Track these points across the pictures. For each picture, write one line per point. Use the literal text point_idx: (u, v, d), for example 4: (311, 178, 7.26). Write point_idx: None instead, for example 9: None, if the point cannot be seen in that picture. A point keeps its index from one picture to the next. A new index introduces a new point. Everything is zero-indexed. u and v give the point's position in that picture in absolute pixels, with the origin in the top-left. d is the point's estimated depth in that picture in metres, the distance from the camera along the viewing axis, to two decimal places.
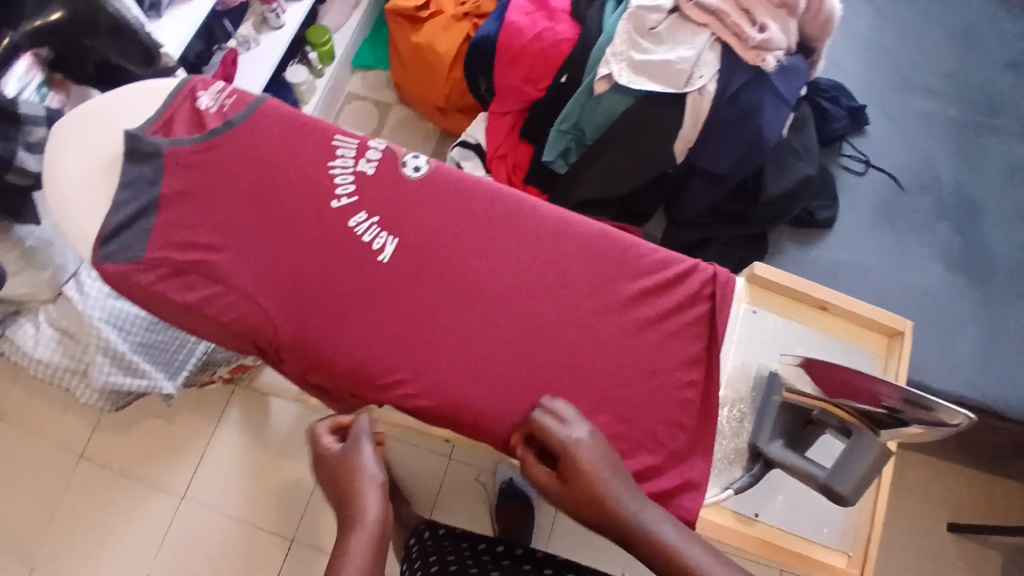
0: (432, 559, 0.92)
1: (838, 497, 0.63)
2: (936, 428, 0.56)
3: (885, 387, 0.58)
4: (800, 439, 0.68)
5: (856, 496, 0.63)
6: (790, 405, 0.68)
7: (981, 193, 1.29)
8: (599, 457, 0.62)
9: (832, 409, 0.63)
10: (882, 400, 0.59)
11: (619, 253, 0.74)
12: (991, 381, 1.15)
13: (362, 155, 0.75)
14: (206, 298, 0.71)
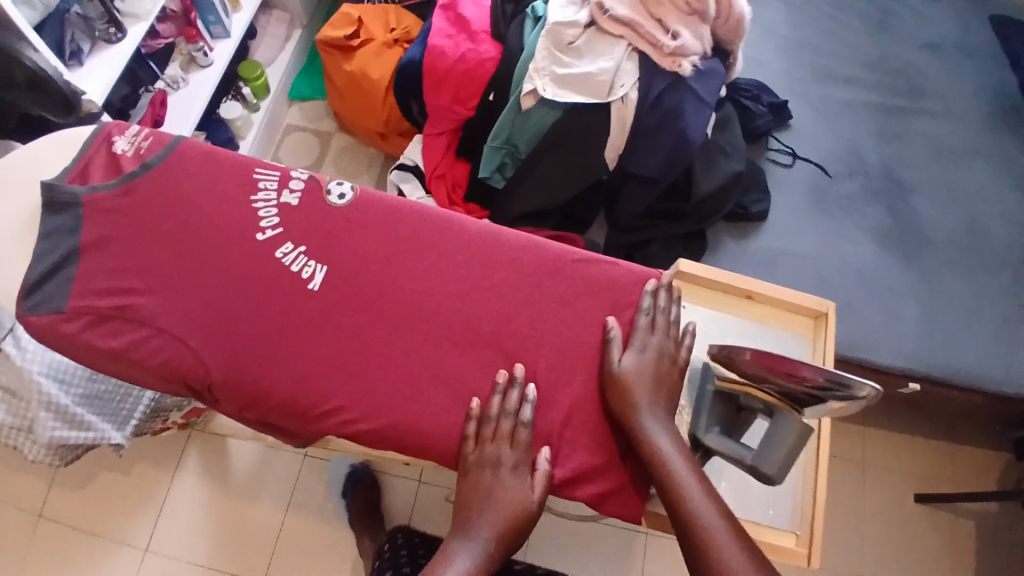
0: None
1: (764, 475, 0.65)
2: (850, 401, 0.58)
3: (807, 368, 0.60)
4: (733, 426, 0.70)
5: (782, 475, 0.64)
6: (721, 393, 0.71)
7: (903, 175, 1.36)
8: (656, 381, 0.69)
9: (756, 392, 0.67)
10: (804, 379, 0.61)
11: (549, 260, 0.75)
12: (931, 351, 1.21)
13: (285, 186, 0.75)
14: (134, 344, 0.69)
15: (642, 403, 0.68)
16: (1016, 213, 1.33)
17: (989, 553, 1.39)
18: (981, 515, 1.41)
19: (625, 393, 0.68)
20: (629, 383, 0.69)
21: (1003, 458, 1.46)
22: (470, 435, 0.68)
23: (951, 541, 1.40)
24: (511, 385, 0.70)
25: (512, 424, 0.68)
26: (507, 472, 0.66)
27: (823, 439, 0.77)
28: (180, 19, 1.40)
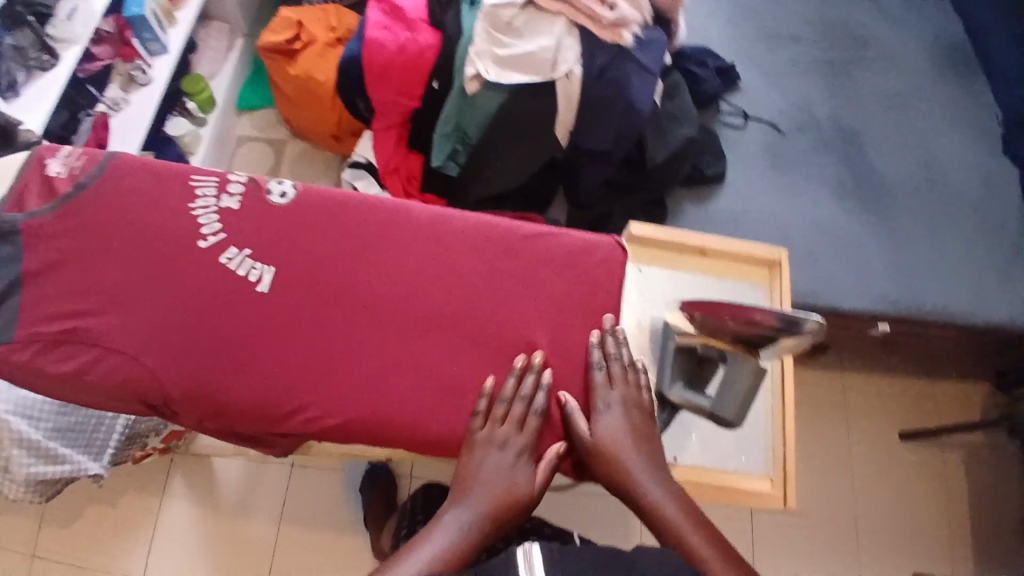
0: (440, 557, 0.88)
1: (724, 419, 0.68)
2: (801, 336, 0.61)
3: (760, 312, 0.61)
4: (697, 378, 0.71)
5: (741, 416, 0.68)
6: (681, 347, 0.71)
7: (854, 124, 1.38)
8: (642, 445, 0.68)
9: (711, 341, 0.67)
10: (758, 323, 0.62)
11: (499, 237, 0.75)
12: (898, 293, 1.22)
13: (224, 191, 0.74)
14: (85, 367, 0.68)
15: (631, 467, 0.67)
16: (968, 150, 1.36)
17: (976, 483, 1.42)
18: (965, 447, 1.45)
19: (613, 460, 0.67)
20: (610, 451, 0.67)
21: (980, 389, 1.49)
22: (479, 412, 0.68)
23: (939, 477, 1.43)
24: (526, 370, 0.70)
25: (525, 409, 0.68)
26: (510, 454, 0.66)
27: (787, 384, 0.79)
28: (114, 39, 1.36)
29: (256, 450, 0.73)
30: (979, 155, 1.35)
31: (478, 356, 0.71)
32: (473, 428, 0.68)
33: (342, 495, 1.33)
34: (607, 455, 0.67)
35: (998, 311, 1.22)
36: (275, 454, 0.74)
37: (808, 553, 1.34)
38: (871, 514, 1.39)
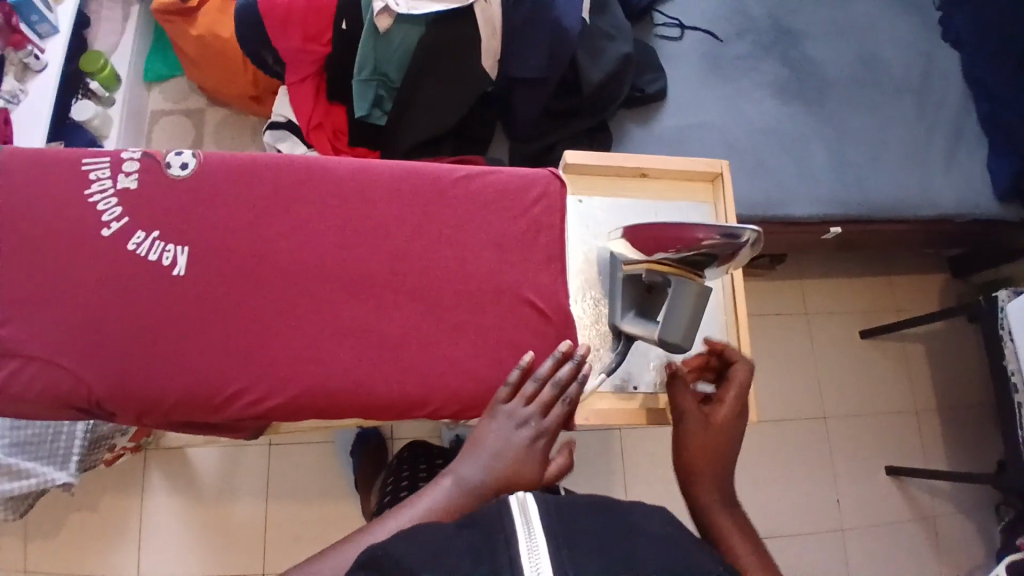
0: None
1: (671, 345, 0.64)
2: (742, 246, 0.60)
3: (702, 229, 0.60)
4: (648, 306, 0.70)
5: (690, 342, 0.64)
6: (629, 278, 0.71)
7: (791, 21, 1.34)
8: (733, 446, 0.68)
9: (655, 266, 0.66)
10: (703, 242, 0.61)
11: (427, 183, 0.71)
12: (849, 191, 1.22)
13: (118, 170, 0.68)
14: (5, 381, 0.63)
15: (726, 458, 0.67)
16: (906, 37, 1.34)
17: (935, 367, 1.49)
18: (924, 335, 1.50)
19: (711, 447, 0.67)
20: (726, 429, 0.68)
21: (932, 278, 1.54)
22: (506, 386, 0.65)
23: (901, 365, 1.48)
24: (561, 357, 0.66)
25: (555, 392, 0.64)
26: (525, 434, 0.61)
27: (739, 300, 0.79)
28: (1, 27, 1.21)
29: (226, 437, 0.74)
30: (918, 41, 1.33)
31: (423, 312, 0.68)
32: (499, 400, 0.64)
33: (326, 468, 1.32)
34: (720, 426, 0.68)
35: (945, 195, 1.23)
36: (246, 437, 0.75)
37: (787, 454, 1.40)
38: (841, 409, 1.44)
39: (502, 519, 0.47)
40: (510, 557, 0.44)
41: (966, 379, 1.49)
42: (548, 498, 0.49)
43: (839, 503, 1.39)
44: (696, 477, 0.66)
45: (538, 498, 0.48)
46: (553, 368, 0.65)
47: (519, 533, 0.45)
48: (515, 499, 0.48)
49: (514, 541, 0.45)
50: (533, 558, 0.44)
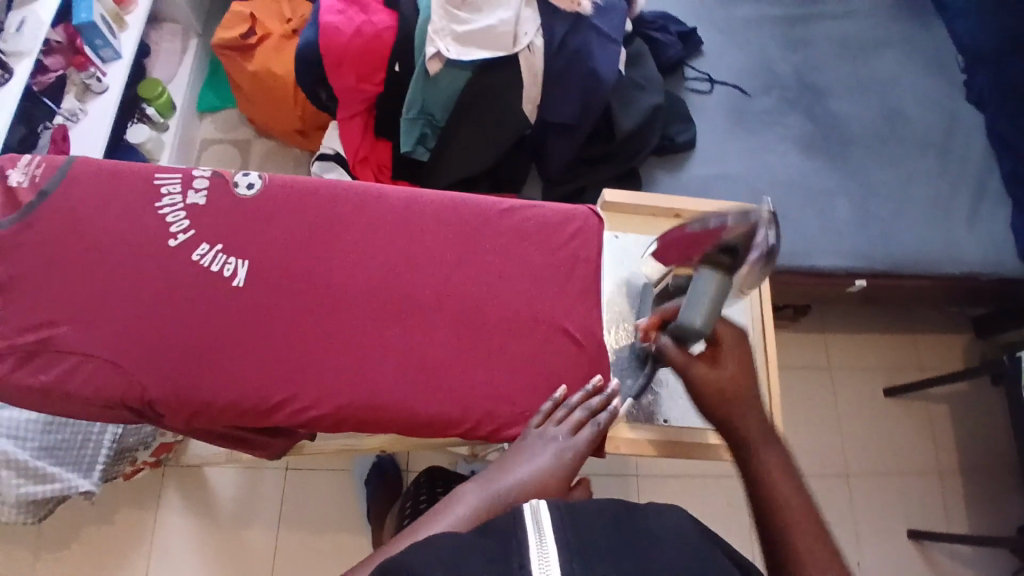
0: None
1: (690, 329, 0.64)
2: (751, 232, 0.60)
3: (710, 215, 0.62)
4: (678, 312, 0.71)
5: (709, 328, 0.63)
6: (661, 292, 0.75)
7: (817, 80, 1.39)
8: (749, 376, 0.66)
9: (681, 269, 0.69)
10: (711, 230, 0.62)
11: (472, 213, 0.75)
12: (872, 246, 1.25)
13: (189, 187, 0.73)
14: (63, 376, 0.66)
15: (746, 392, 0.65)
16: (930, 99, 1.38)
17: (959, 430, 1.47)
18: (948, 396, 1.49)
19: (722, 383, 0.65)
20: (732, 365, 0.66)
21: (958, 339, 1.53)
22: (540, 414, 0.67)
23: (925, 424, 1.47)
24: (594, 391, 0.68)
25: (585, 417, 0.65)
26: (556, 452, 0.62)
27: None
28: (66, 49, 1.31)
29: (253, 454, 0.76)
30: (942, 104, 1.38)
31: (463, 336, 0.71)
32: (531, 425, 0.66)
33: (341, 494, 1.32)
34: (726, 367, 0.66)
35: (969, 255, 1.24)
36: (270, 455, 0.77)
37: None
38: (862, 466, 1.42)
39: (515, 525, 0.49)
40: (521, 562, 0.46)
41: (993, 442, 1.46)
42: (560, 506, 0.50)
43: (860, 566, 1.35)
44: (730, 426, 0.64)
45: (552, 506, 0.50)
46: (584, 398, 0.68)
47: (531, 539, 0.47)
48: (528, 505, 0.49)
49: (526, 547, 0.46)
50: (543, 563, 0.45)
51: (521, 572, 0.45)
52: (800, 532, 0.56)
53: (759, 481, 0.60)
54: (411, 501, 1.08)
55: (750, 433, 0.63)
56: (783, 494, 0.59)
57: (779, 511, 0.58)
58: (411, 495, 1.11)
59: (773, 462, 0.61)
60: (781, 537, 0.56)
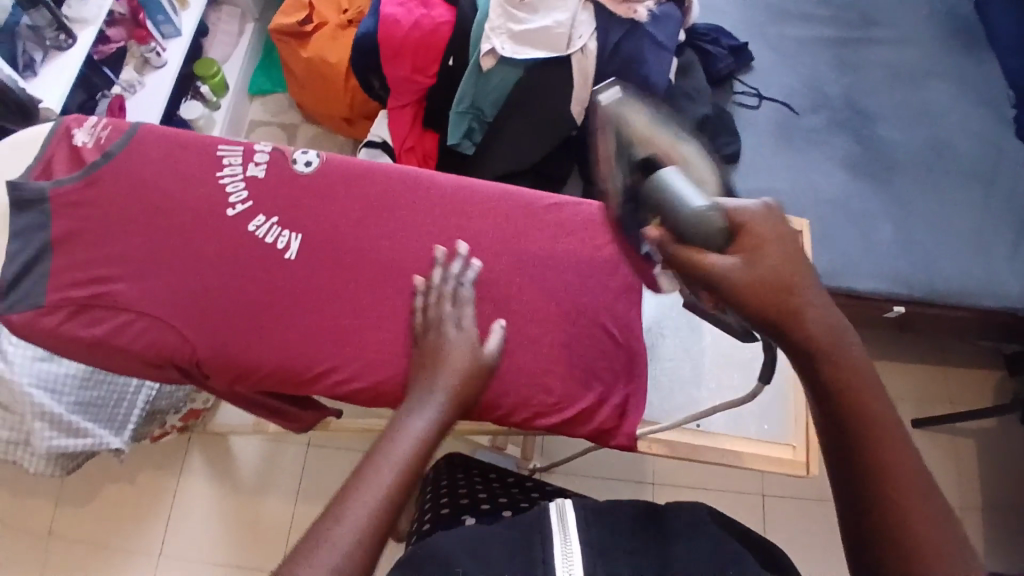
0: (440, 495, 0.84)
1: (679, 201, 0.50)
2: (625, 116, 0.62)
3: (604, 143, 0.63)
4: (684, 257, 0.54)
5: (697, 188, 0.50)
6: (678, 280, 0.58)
7: (865, 102, 1.38)
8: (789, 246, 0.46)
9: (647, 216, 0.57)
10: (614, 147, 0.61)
11: (521, 207, 0.76)
12: (912, 273, 1.22)
13: (249, 160, 0.76)
14: (115, 331, 0.68)
15: (791, 277, 0.45)
16: (981, 128, 1.35)
17: (988, 468, 1.42)
18: (978, 433, 1.45)
19: (766, 273, 0.45)
20: (756, 248, 0.46)
21: (992, 375, 1.49)
22: (417, 308, 0.68)
23: (954, 460, 1.43)
24: (451, 258, 0.71)
25: (456, 287, 0.69)
26: (461, 329, 0.65)
27: None
28: (128, 21, 1.34)
29: (277, 423, 0.77)
30: (993, 133, 1.35)
31: (505, 325, 0.72)
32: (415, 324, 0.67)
33: None
34: (753, 258, 0.46)
35: (1013, 290, 1.21)
36: (296, 429, 0.78)
37: None
38: None
39: (540, 523, 0.52)
40: (543, 556, 0.49)
41: (1022, 484, 1.42)
42: (582, 506, 0.54)
43: None
44: (786, 330, 0.44)
45: (577, 507, 0.53)
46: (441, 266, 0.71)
47: (555, 536, 0.50)
48: (554, 506, 0.53)
49: (550, 544, 0.50)
50: (567, 560, 0.49)
51: (545, 567, 0.49)
52: (890, 457, 0.43)
53: (831, 398, 0.44)
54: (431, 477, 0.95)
55: (815, 333, 0.44)
56: (867, 411, 0.44)
57: (866, 440, 0.43)
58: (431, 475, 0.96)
59: (848, 359, 0.45)
60: (873, 473, 0.43)
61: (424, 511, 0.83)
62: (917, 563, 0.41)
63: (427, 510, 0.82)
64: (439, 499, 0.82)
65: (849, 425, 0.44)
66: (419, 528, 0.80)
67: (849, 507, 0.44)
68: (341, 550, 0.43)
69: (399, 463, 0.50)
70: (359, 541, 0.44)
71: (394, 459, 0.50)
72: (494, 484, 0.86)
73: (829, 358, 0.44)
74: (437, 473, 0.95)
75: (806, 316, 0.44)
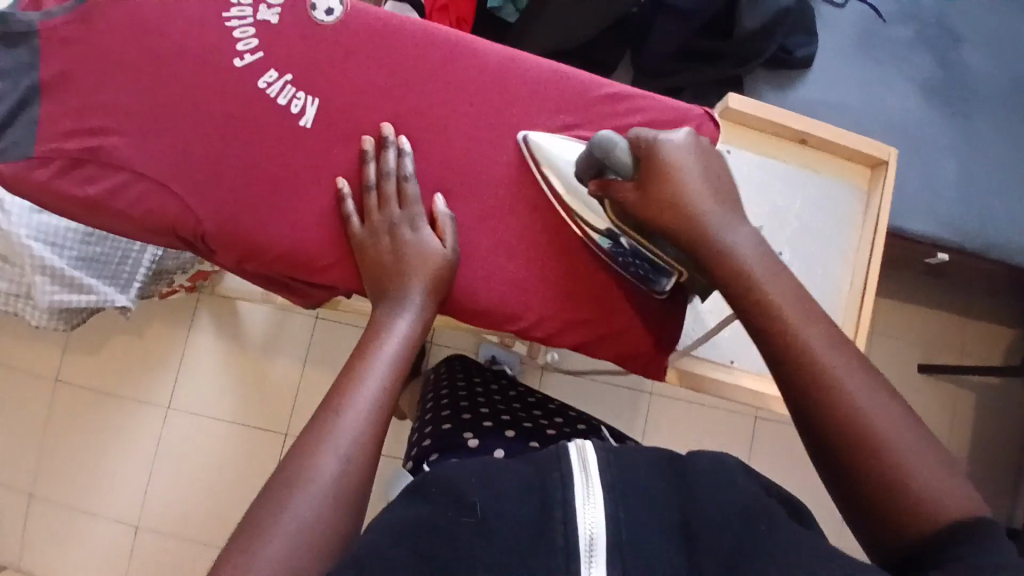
0: (447, 413, 0.78)
1: (610, 166, 0.58)
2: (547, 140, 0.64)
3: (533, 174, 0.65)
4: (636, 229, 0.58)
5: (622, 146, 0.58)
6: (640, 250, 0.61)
7: (958, 18, 1.19)
8: (702, 175, 0.56)
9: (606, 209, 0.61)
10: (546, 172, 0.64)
11: (573, 92, 0.66)
12: (973, 219, 1.11)
13: (261, 0, 0.64)
14: (112, 191, 0.61)
15: (694, 196, 0.55)
16: None
17: (991, 422, 1.40)
18: (989, 388, 1.41)
19: (664, 194, 0.55)
20: (672, 176, 0.55)
21: (1008, 330, 1.43)
22: (353, 214, 0.62)
23: (957, 411, 1.40)
24: (383, 148, 0.62)
25: (395, 186, 0.62)
26: (409, 233, 0.61)
27: (863, 317, 0.79)
28: None
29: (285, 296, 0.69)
30: None
31: (544, 232, 0.65)
32: (355, 231, 0.62)
33: None
34: (666, 184, 0.55)
35: None
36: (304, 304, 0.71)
37: None
38: None
39: (558, 460, 0.47)
40: (563, 498, 0.45)
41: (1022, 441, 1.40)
42: (605, 448, 0.49)
43: None
44: (689, 239, 0.54)
45: (597, 449, 0.48)
46: (381, 158, 0.62)
47: (575, 475, 0.46)
48: (573, 443, 0.48)
49: (570, 483, 0.45)
50: (589, 506, 0.44)
51: (564, 507, 0.44)
52: (810, 342, 0.47)
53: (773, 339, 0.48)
54: (433, 389, 0.91)
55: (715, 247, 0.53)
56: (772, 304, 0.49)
57: (785, 337, 0.48)
58: (434, 385, 0.93)
59: (747, 265, 0.51)
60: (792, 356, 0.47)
61: (426, 427, 0.78)
62: (883, 463, 0.42)
63: (430, 426, 0.78)
64: (443, 418, 0.77)
65: (758, 321, 0.49)
66: (421, 445, 0.76)
67: (833, 483, 0.44)
68: (328, 468, 0.46)
69: (377, 385, 0.52)
70: (348, 458, 0.47)
71: (375, 378, 0.52)
72: (498, 402, 0.82)
73: (725, 265, 0.52)
74: (439, 385, 0.91)
75: (705, 229, 0.53)
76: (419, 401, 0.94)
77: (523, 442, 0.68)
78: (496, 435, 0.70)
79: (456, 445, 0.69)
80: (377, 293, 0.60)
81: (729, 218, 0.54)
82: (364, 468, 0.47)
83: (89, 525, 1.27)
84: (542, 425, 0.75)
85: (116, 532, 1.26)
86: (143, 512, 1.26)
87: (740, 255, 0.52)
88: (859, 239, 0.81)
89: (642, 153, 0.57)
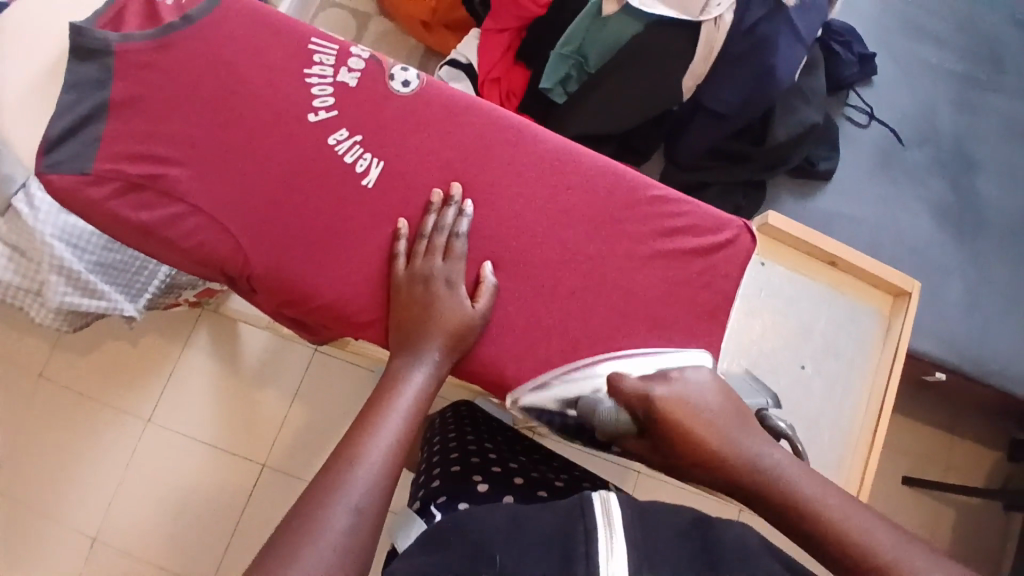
0: (454, 457, 0.77)
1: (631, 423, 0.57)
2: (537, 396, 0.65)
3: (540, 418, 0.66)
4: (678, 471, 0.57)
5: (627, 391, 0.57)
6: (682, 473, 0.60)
7: (974, 152, 1.24)
8: (707, 401, 0.56)
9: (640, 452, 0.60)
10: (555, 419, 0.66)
11: (623, 190, 0.69)
12: (972, 345, 1.14)
13: (343, 62, 0.67)
14: (166, 220, 0.63)
15: (716, 432, 0.53)
16: None
17: (974, 547, 1.38)
18: (974, 512, 1.40)
19: (686, 433, 0.53)
20: (683, 415, 0.54)
21: (993, 456, 1.44)
22: (401, 254, 0.63)
23: (940, 530, 1.38)
24: (446, 204, 0.65)
25: (447, 239, 0.64)
26: (448, 288, 0.62)
27: (881, 427, 0.83)
28: None
29: (302, 334, 0.72)
30: None
31: (577, 316, 0.67)
32: (397, 270, 0.63)
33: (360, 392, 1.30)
34: (683, 432, 0.54)
35: None
36: (317, 339, 0.72)
37: None
38: None
39: (582, 513, 0.46)
40: (586, 552, 0.44)
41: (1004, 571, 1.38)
42: (628, 502, 0.48)
43: None
44: (726, 478, 0.52)
45: (621, 499, 0.48)
46: (443, 211, 0.65)
47: (600, 529, 0.45)
48: (598, 495, 0.48)
49: (594, 539, 0.44)
50: (612, 561, 0.43)
51: (587, 561, 0.43)
52: (841, 519, 0.47)
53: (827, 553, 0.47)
54: (440, 432, 0.89)
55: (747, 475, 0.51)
56: (825, 515, 0.47)
57: (828, 533, 0.47)
58: (439, 430, 0.91)
59: (793, 483, 0.50)
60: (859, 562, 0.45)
61: (434, 469, 0.77)
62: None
63: (438, 469, 0.76)
64: (450, 462, 0.76)
65: (817, 544, 0.47)
66: (428, 488, 0.74)
67: None
68: (339, 521, 0.45)
69: (391, 437, 0.52)
70: (359, 512, 0.46)
71: (387, 431, 0.52)
72: (505, 450, 0.81)
73: (777, 492, 0.50)
74: (447, 429, 0.89)
75: (740, 467, 0.51)
76: (423, 445, 0.92)
77: (531, 491, 0.68)
78: (506, 482, 0.69)
79: (465, 490, 0.68)
80: (400, 338, 0.61)
81: (755, 438, 0.53)
82: (376, 523, 0.46)
83: (45, 532, 1.22)
84: (550, 477, 0.74)
85: (71, 545, 1.21)
86: (104, 527, 1.22)
87: (782, 477, 0.50)
88: (880, 358, 0.86)
89: (639, 406, 0.56)
